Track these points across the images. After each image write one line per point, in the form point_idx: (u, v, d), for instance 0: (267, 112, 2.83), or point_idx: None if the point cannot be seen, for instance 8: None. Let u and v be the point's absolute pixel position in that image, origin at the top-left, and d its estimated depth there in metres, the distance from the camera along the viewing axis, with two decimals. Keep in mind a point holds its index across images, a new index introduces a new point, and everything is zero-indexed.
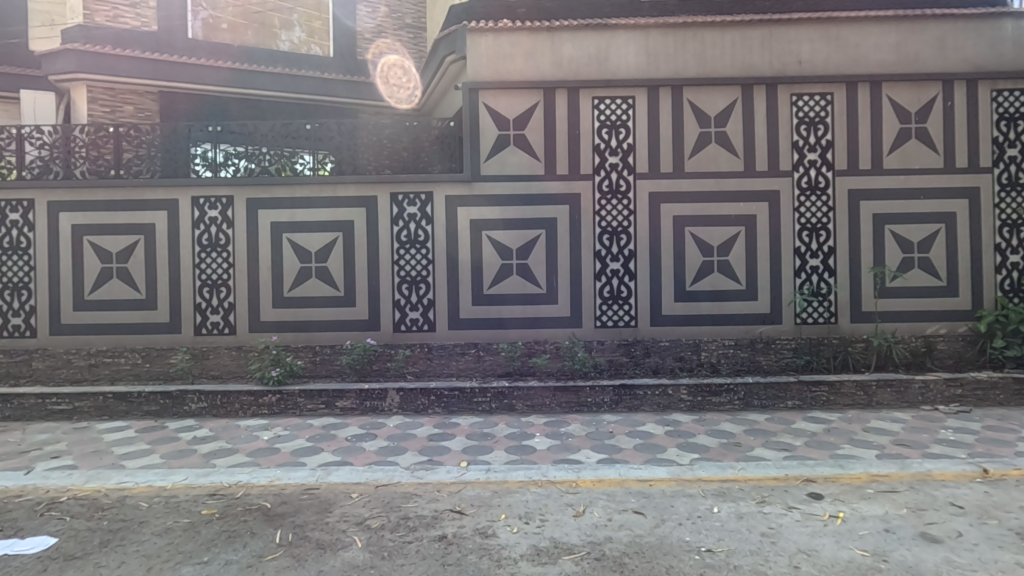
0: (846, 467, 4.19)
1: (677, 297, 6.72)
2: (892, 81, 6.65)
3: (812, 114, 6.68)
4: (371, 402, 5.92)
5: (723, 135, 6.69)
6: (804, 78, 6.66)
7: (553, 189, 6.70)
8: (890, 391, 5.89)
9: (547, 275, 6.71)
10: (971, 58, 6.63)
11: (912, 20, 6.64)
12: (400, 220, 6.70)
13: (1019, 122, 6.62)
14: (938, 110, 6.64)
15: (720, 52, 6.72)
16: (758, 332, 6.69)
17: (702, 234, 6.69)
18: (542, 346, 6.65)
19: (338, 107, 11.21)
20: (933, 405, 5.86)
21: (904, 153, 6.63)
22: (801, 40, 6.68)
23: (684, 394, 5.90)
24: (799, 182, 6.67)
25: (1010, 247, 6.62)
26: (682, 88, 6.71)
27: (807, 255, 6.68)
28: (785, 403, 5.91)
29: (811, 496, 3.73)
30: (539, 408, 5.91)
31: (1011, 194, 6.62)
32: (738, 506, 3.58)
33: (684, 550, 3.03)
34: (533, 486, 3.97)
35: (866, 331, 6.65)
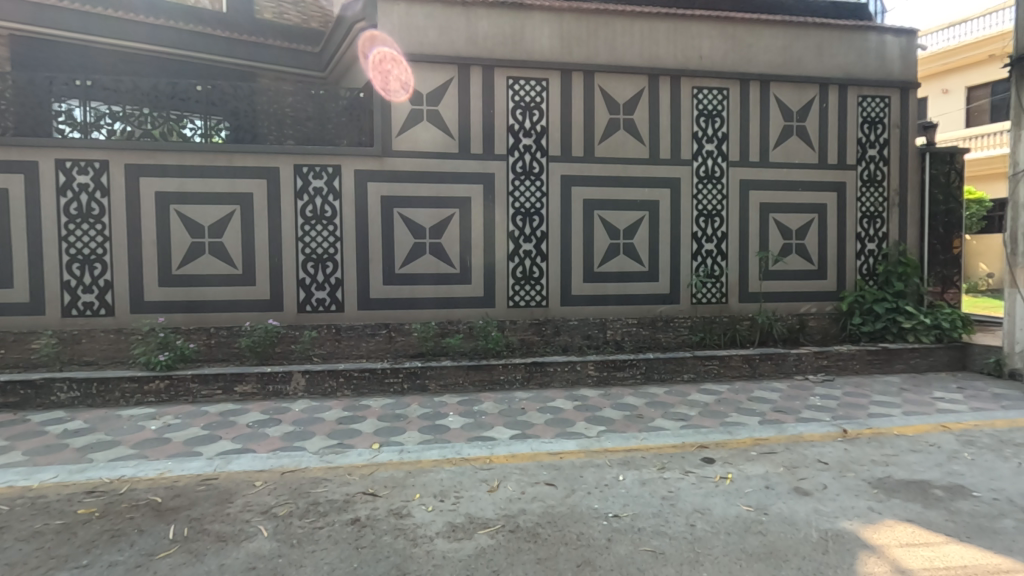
0: (734, 433, 4.61)
1: (586, 278, 6.96)
2: (778, 81, 7.24)
3: (710, 107, 7.13)
4: (274, 386, 5.62)
5: (631, 122, 6.96)
6: (704, 72, 7.07)
7: (467, 168, 6.63)
8: (770, 363, 6.53)
9: (460, 255, 6.68)
10: (843, 65, 7.38)
11: (796, 26, 7.26)
12: (304, 194, 6.33)
13: (879, 126, 7.49)
14: (815, 110, 7.33)
15: (629, 41, 6.95)
16: (658, 311, 7.13)
17: (610, 217, 6.95)
18: (454, 326, 6.64)
19: (237, 70, 9.90)
20: (804, 375, 6.58)
21: (787, 148, 7.28)
22: (702, 37, 7.07)
23: (592, 370, 6.16)
24: (698, 171, 7.12)
25: (868, 236, 7.53)
26: (593, 74, 6.88)
27: (702, 239, 7.18)
28: (681, 376, 6.37)
29: (704, 461, 4.06)
30: (452, 387, 5.92)
31: (871, 190, 7.50)
32: (641, 473, 3.83)
33: (593, 517, 3.19)
34: (447, 464, 3.99)
35: (751, 310, 7.31)
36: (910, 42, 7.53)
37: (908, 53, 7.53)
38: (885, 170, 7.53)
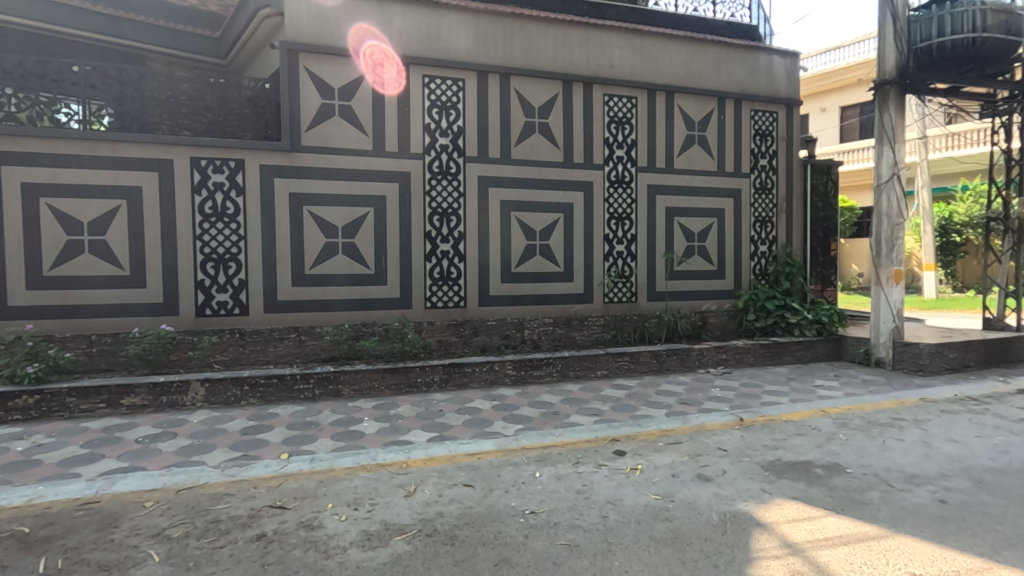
0: (643, 426, 4.84)
1: (503, 279, 7.02)
2: (682, 93, 7.70)
3: (620, 114, 7.44)
4: (168, 397, 5.16)
5: (546, 126, 7.11)
6: (614, 81, 7.37)
7: (381, 166, 6.47)
8: (676, 358, 6.93)
9: (375, 255, 6.50)
10: (738, 81, 7.99)
11: (697, 43, 7.76)
12: (203, 189, 5.88)
13: (769, 138, 8.18)
14: (714, 122, 7.87)
15: (544, 47, 7.09)
16: (573, 311, 7.33)
17: (527, 218, 7.06)
18: (370, 329, 6.40)
19: (119, 51, 8.87)
20: (706, 368, 7.04)
21: (690, 156, 7.76)
22: (612, 47, 7.36)
23: (510, 369, 6.23)
24: (609, 175, 7.40)
25: (760, 239, 8.20)
26: (509, 77, 6.96)
27: (614, 241, 7.48)
28: (595, 373, 6.59)
29: (616, 454, 4.24)
30: (368, 391, 5.74)
31: (762, 197, 8.17)
32: (557, 469, 3.92)
33: (510, 515, 3.22)
34: (362, 472, 3.86)
35: (658, 309, 7.72)
36: (793, 64, 8.29)
37: (791, 73, 8.28)
38: (774, 179, 8.24)
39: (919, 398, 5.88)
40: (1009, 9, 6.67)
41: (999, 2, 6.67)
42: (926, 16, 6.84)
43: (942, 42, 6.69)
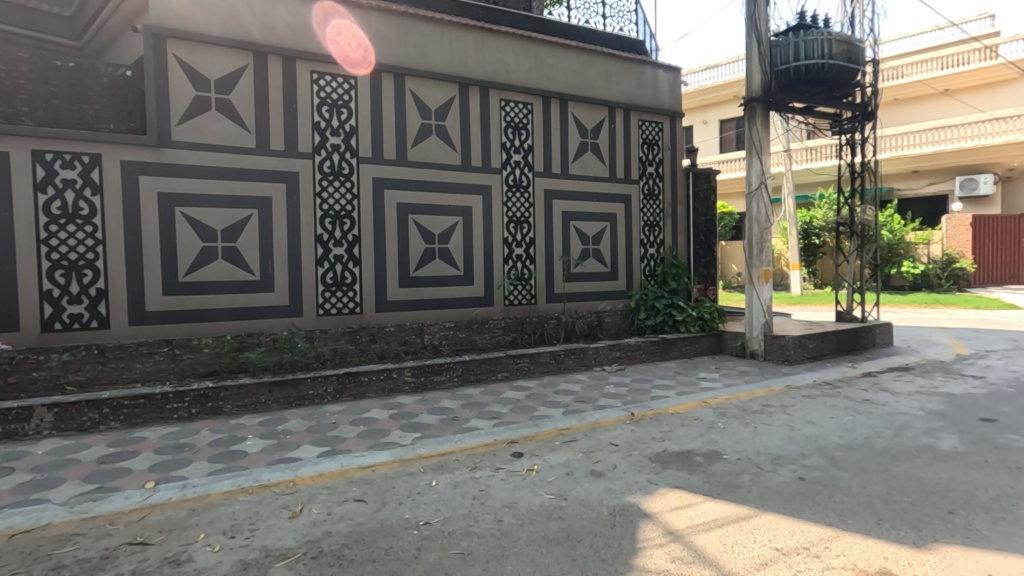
0: (541, 426, 4.92)
1: (402, 283, 6.86)
2: (575, 101, 7.97)
3: (516, 120, 7.55)
4: (5, 426, 4.47)
5: (443, 129, 7.05)
6: (510, 86, 7.47)
7: (266, 165, 6.07)
8: (573, 357, 7.14)
9: (260, 259, 6.08)
10: (626, 92, 8.41)
11: (588, 53, 8.07)
12: (49, 187, 5.18)
13: (655, 147, 8.70)
14: (605, 130, 8.23)
15: (439, 48, 7.03)
16: (474, 314, 7.32)
17: (425, 222, 6.95)
18: (255, 339, 5.97)
19: None
20: (601, 366, 7.33)
21: (583, 162, 8.05)
22: (508, 53, 7.46)
23: (408, 376, 6.09)
24: (507, 179, 7.49)
25: (649, 242, 8.69)
26: (404, 77, 6.83)
27: (512, 244, 7.57)
28: (495, 375, 6.62)
29: (514, 456, 4.27)
30: (253, 407, 5.34)
31: (650, 202, 8.67)
32: (453, 476, 3.88)
33: (403, 528, 3.12)
34: (242, 495, 3.57)
35: (557, 310, 7.92)
36: (676, 78, 8.88)
37: (674, 87, 8.86)
38: (660, 186, 8.77)
39: (785, 385, 6.51)
40: (850, 40, 7.64)
41: (842, 33, 7.60)
42: (785, 41, 7.64)
43: (798, 65, 7.52)
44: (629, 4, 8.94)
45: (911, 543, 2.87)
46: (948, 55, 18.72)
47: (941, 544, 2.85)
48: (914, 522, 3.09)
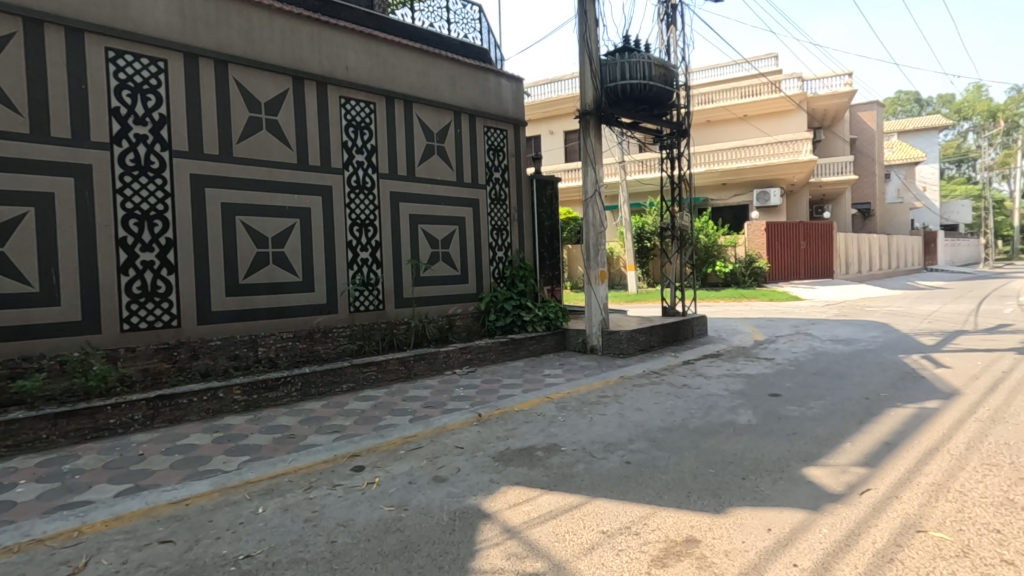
0: (385, 435, 4.75)
1: (229, 291, 6.20)
2: (419, 103, 7.89)
3: (358, 119, 7.27)
4: None
5: (274, 124, 6.52)
6: (350, 84, 7.16)
7: (46, 155, 5.10)
8: (423, 363, 7.04)
9: (41, 268, 5.09)
10: (471, 98, 8.53)
11: (432, 57, 8.05)
12: None
13: (500, 153, 8.95)
14: (451, 134, 8.27)
15: (268, 37, 6.50)
16: (316, 323, 6.87)
17: (256, 224, 6.36)
18: (34, 364, 4.98)
19: None
20: (452, 369, 7.32)
21: (430, 166, 8.00)
22: (346, 48, 7.14)
23: (238, 394, 5.52)
24: (349, 180, 7.16)
25: (497, 246, 8.90)
26: (226, 64, 6.19)
27: (357, 248, 7.25)
28: (340, 387, 6.28)
29: (354, 470, 4.08)
30: (31, 446, 4.43)
31: (497, 207, 8.89)
32: (284, 499, 3.57)
33: (217, 565, 2.78)
34: (4, 556, 2.92)
35: (406, 315, 7.76)
36: (518, 88, 9.21)
37: (517, 97, 9.19)
38: (506, 191, 9.04)
39: (619, 376, 7.08)
40: (666, 65, 8.56)
41: (660, 58, 8.49)
42: (613, 61, 8.32)
43: (625, 84, 8.24)
44: (472, 12, 9.09)
45: (713, 509, 3.26)
46: (745, 86, 21.96)
47: (735, 508, 3.28)
48: (716, 491, 3.52)
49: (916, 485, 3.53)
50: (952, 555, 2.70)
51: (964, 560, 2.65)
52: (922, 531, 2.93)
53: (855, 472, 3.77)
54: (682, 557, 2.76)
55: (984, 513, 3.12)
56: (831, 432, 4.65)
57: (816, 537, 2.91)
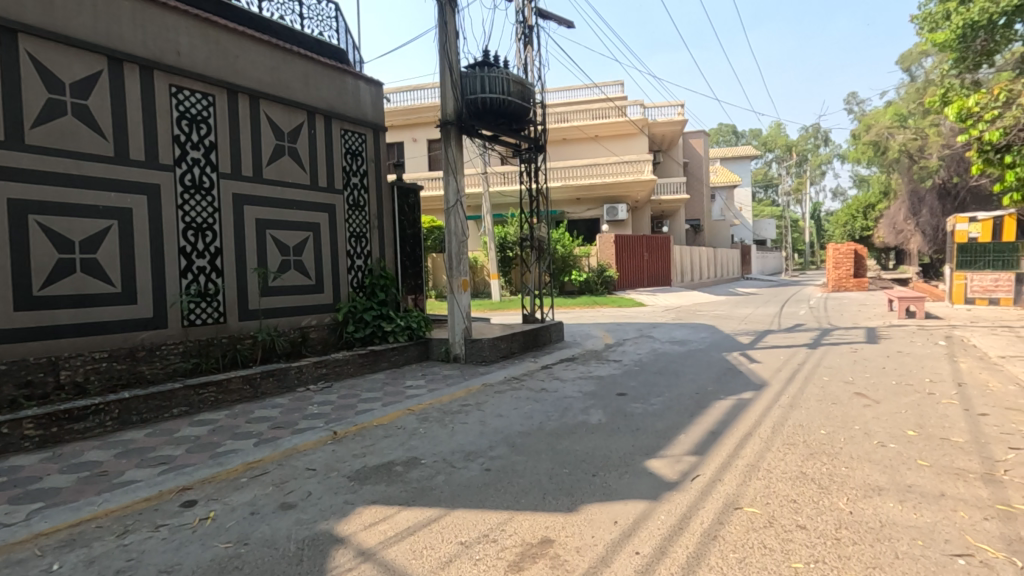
0: (224, 463, 4.26)
1: (19, 305, 5.16)
2: (267, 99, 7.31)
3: (193, 111, 6.52)
4: None
5: (84, 110, 5.60)
6: (182, 71, 6.39)
7: None
8: (272, 380, 6.48)
9: None
10: (326, 99, 8.11)
11: (282, 51, 7.50)
12: None
13: (359, 158, 8.62)
14: (304, 135, 7.77)
15: (76, 9, 5.57)
16: (139, 340, 5.99)
17: (58, 225, 5.39)
18: None
19: None
20: (306, 386, 6.84)
21: (280, 167, 7.44)
22: (178, 31, 6.38)
23: (31, 429, 4.59)
24: (182, 179, 6.39)
25: (356, 254, 8.52)
26: (15, 33, 5.17)
27: (192, 254, 6.46)
28: (170, 412, 5.53)
29: (184, 506, 3.60)
30: None
31: (355, 213, 8.53)
32: (91, 550, 3.03)
33: None
34: None
35: (252, 328, 7.10)
36: (378, 93, 8.96)
37: (376, 101, 8.94)
38: (366, 198, 8.73)
39: (481, 384, 7.15)
40: (523, 82, 8.92)
41: (518, 75, 8.82)
42: (473, 74, 8.47)
43: (484, 97, 8.42)
44: (328, 9, 8.68)
45: (566, 508, 3.41)
46: (596, 109, 23.73)
47: (586, 505, 3.46)
48: (569, 490, 3.69)
49: (734, 467, 4.03)
50: (760, 526, 3.12)
51: (770, 530, 3.07)
52: (739, 508, 3.35)
53: (687, 460, 4.20)
54: (537, 559, 2.84)
55: (784, 486, 3.66)
56: (668, 426, 5.13)
57: (655, 524, 3.18)
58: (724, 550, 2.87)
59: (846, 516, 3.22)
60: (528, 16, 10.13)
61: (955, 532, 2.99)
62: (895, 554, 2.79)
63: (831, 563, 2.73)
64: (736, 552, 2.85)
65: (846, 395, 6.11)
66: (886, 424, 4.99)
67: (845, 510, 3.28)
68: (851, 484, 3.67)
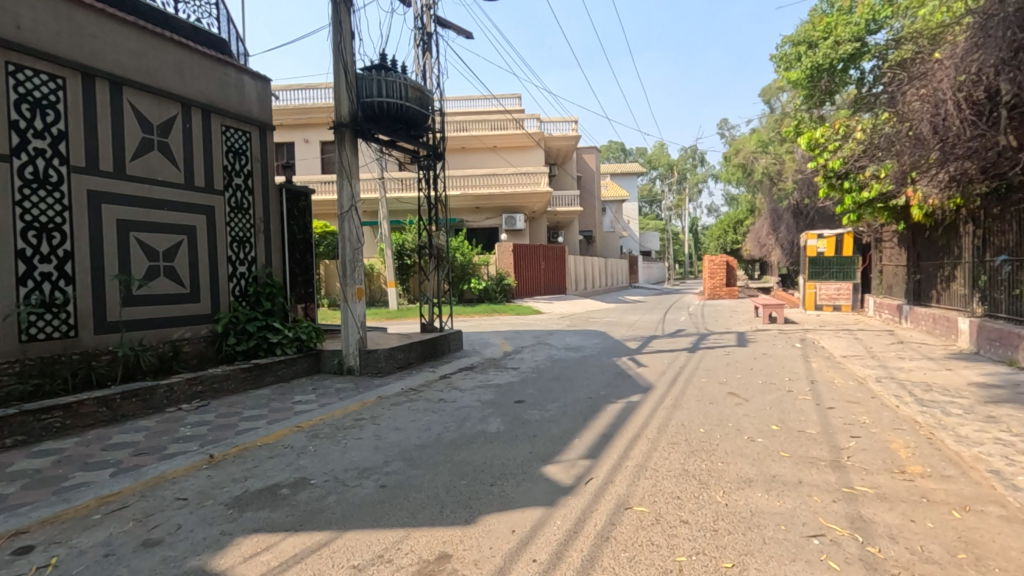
0: (72, 499, 3.71)
1: None
2: (132, 87, 6.55)
3: (37, 95, 5.67)
4: None
5: None
6: (24, 48, 5.55)
7: None
8: (135, 401, 5.78)
9: None
10: (205, 91, 7.44)
11: (151, 35, 6.78)
12: None
13: (243, 157, 8.00)
14: (177, 129, 7.07)
15: None
16: None
17: None
18: None
19: None
20: (177, 406, 6.17)
21: (147, 163, 6.71)
22: (19, 1, 5.51)
23: None
24: (22, 171, 5.53)
25: (238, 260, 7.88)
26: None
27: (34, 259, 5.61)
28: (2, 443, 4.73)
29: (17, 553, 3.08)
30: None
31: (238, 216, 7.90)
32: None
33: None
34: None
35: (111, 342, 6.29)
36: (264, 89, 8.40)
37: (263, 97, 8.37)
38: (250, 200, 8.11)
39: (377, 397, 6.90)
40: (421, 89, 8.81)
41: (415, 81, 8.69)
42: (369, 76, 8.21)
43: (381, 101, 8.19)
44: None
45: (464, 521, 3.37)
46: (494, 120, 24.11)
47: (484, 516, 3.44)
48: (468, 501, 3.66)
49: (624, 468, 4.22)
50: (648, 524, 3.29)
51: (656, 526, 3.25)
52: (629, 507, 3.51)
53: (581, 464, 4.34)
54: None
55: (669, 484, 3.89)
56: (564, 431, 5.28)
57: (551, 530, 3.24)
58: (616, 550, 2.99)
59: (722, 507, 3.49)
60: (427, 23, 10.06)
61: (810, 515, 3.35)
62: (762, 540, 3.07)
63: (710, 553, 2.94)
64: (627, 551, 2.97)
65: (721, 395, 6.67)
66: (754, 420, 5.51)
67: (721, 503, 3.56)
68: (726, 477, 4.00)
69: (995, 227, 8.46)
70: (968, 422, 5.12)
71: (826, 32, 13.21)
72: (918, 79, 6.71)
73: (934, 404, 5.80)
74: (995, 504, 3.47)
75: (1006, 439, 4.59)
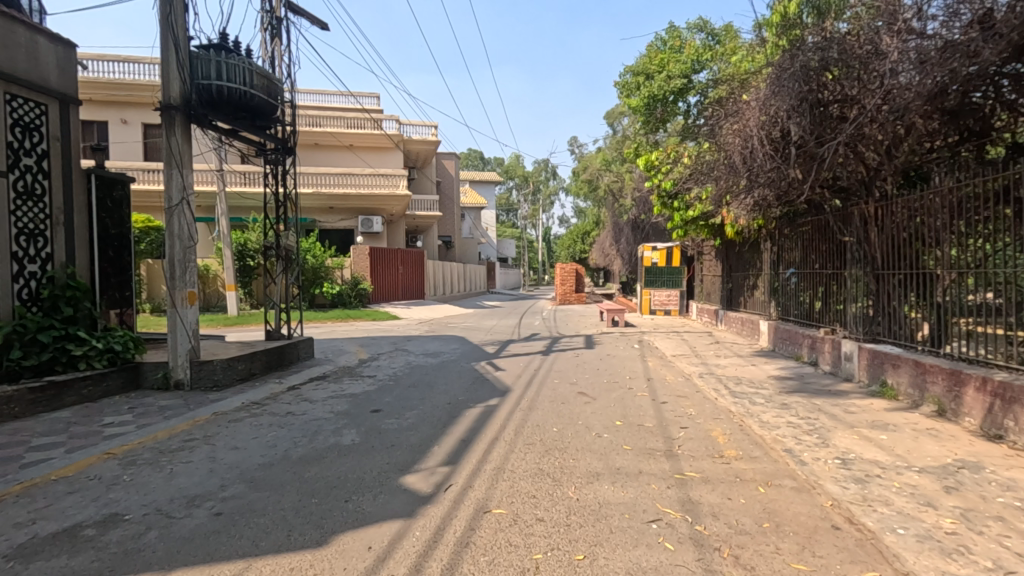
0: None
1: None
2: None
3: None
4: None
5: None
6: None
7: None
8: None
9: None
10: None
11: None
12: None
13: (35, 133, 6.67)
14: None
15: None
16: None
17: None
18: None
19: None
20: None
21: None
22: None
23: None
24: None
25: (27, 257, 6.53)
26: None
27: None
28: None
29: None
30: None
31: (28, 204, 6.57)
32: None
33: None
34: None
35: None
36: (67, 54, 7.09)
37: (65, 65, 7.06)
38: (45, 185, 6.79)
39: (211, 414, 6.17)
40: (269, 76, 8.11)
41: (263, 68, 7.99)
42: (206, 56, 7.36)
43: (220, 85, 7.38)
44: None
45: (314, 542, 3.15)
46: (351, 118, 23.16)
47: (338, 535, 3.24)
48: (318, 521, 3.41)
49: (483, 472, 4.27)
50: (506, 525, 3.35)
51: (514, 527, 3.32)
52: (488, 511, 3.54)
53: (440, 472, 4.29)
54: None
55: (525, 484, 4.01)
56: (423, 439, 5.18)
57: (410, 541, 3.15)
58: (475, 555, 3.00)
59: (573, 503, 3.67)
60: (276, 6, 9.32)
61: (649, 502, 3.69)
62: (610, 529, 3.30)
63: (563, 548, 3.08)
64: (486, 555, 3.00)
65: (571, 395, 7.08)
66: (601, 417, 5.93)
67: (573, 498, 3.75)
68: (578, 473, 4.24)
69: (786, 244, 10.12)
70: (768, 409, 6.04)
71: (660, 66, 14.75)
72: (731, 116, 7.80)
73: (743, 395, 6.75)
74: (790, 478, 4.14)
75: (796, 422, 5.50)
